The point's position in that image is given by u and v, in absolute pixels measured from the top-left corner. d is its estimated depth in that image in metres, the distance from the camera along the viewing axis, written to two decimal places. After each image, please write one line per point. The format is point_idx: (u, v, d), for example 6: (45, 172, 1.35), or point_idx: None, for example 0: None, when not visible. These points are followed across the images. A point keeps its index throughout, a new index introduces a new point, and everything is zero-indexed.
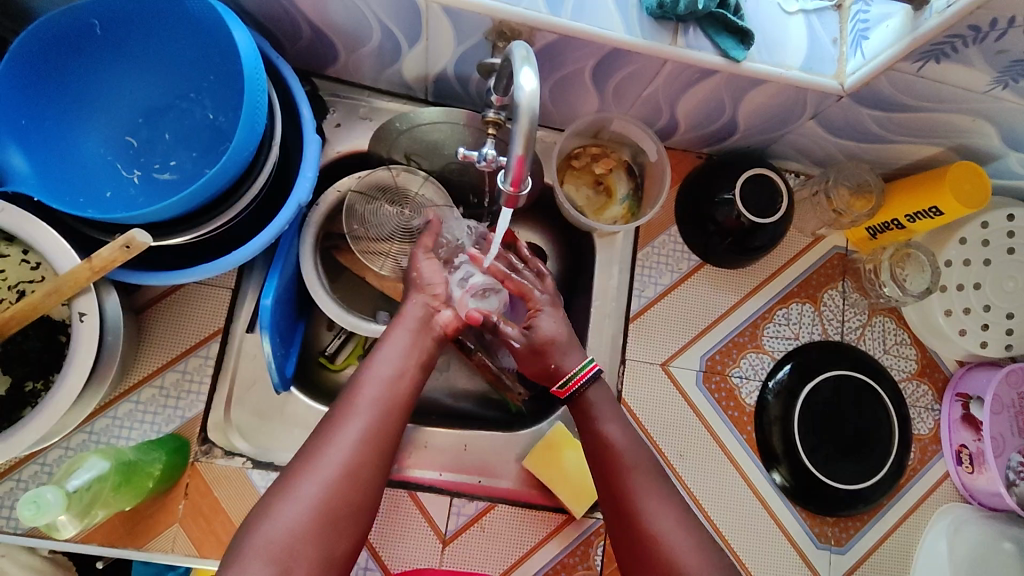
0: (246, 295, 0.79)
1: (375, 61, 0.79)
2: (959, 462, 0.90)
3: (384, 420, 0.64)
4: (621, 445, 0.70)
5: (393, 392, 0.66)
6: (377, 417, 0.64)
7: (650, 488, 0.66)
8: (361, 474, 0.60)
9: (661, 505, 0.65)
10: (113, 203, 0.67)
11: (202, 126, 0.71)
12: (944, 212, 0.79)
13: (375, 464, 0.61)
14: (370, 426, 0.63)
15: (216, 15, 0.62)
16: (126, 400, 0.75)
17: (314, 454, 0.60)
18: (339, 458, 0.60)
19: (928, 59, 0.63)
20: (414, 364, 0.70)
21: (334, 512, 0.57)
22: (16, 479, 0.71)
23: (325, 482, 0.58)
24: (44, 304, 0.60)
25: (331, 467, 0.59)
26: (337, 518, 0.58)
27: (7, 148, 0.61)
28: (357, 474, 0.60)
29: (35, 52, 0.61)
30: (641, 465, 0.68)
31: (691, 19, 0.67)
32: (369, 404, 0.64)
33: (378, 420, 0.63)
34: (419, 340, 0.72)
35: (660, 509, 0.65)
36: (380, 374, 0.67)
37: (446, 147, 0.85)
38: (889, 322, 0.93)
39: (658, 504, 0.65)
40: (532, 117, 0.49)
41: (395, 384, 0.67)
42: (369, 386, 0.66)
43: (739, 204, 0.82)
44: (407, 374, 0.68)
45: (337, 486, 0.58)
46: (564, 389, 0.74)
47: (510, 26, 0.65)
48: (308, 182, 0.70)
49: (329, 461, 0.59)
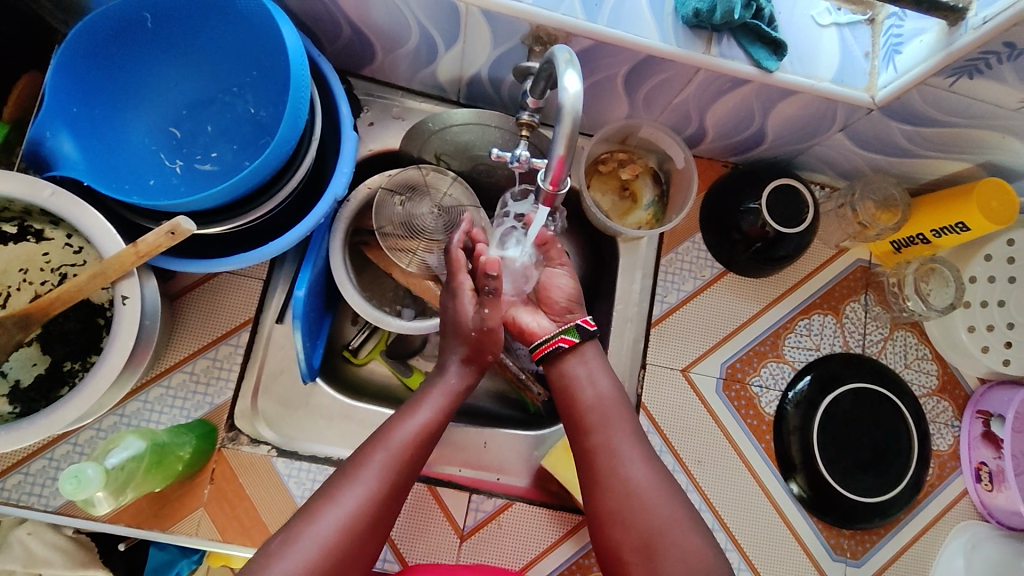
0: (277, 285, 0.82)
1: (411, 63, 0.81)
2: (978, 480, 0.90)
3: (410, 464, 0.64)
4: (609, 414, 0.70)
5: (421, 450, 0.65)
6: (402, 476, 0.63)
7: (630, 447, 0.67)
8: (373, 527, 0.60)
9: (641, 463, 0.66)
10: (156, 191, 0.69)
11: (245, 120, 0.74)
12: (971, 228, 0.79)
13: (385, 519, 0.61)
14: (392, 484, 0.62)
15: (265, 12, 0.64)
16: (156, 384, 0.76)
17: (335, 494, 0.59)
18: (362, 503, 0.59)
19: (961, 74, 0.63)
20: (442, 427, 0.69)
21: (343, 558, 0.57)
22: (48, 458, 0.73)
23: (344, 526, 0.57)
24: (88, 287, 0.62)
25: (350, 514, 0.58)
26: (347, 565, 0.57)
27: (59, 134, 0.63)
28: (370, 528, 0.59)
29: (89, 42, 0.63)
30: (621, 423, 0.70)
31: (726, 29, 0.68)
32: (397, 461, 0.63)
33: (400, 478, 0.62)
34: (451, 406, 0.70)
35: (642, 471, 0.66)
36: (414, 431, 0.65)
37: (477, 147, 0.87)
38: (911, 336, 0.93)
39: (640, 462, 0.66)
40: (574, 120, 0.51)
41: (426, 447, 0.66)
42: (404, 430, 0.65)
43: (764, 213, 0.83)
44: (440, 430, 0.68)
45: (353, 535, 0.58)
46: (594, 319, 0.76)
47: (546, 30, 0.67)
48: (345, 178, 0.71)
49: (348, 504, 0.59)
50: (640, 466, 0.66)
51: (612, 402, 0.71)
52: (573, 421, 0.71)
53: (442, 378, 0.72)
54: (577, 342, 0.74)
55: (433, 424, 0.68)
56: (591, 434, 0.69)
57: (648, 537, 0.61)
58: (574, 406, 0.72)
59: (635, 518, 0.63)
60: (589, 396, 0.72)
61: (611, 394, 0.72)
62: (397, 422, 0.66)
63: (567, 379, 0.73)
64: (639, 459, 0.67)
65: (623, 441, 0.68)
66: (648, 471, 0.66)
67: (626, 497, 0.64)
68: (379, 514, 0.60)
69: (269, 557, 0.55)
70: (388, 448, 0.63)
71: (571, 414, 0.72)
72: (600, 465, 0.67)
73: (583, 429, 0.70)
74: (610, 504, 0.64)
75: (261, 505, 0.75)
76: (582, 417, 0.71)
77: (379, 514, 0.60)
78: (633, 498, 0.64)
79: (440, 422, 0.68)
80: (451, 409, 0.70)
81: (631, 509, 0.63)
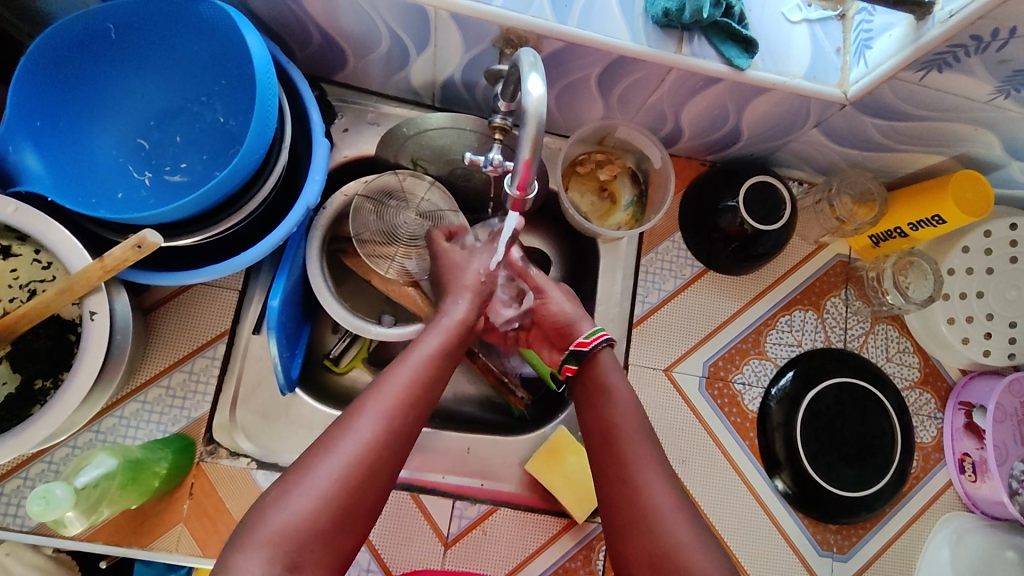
0: (253, 296, 0.80)
1: (383, 67, 0.80)
2: (962, 471, 0.90)
3: (408, 410, 0.62)
4: (627, 424, 0.68)
5: (419, 392, 0.64)
6: (400, 417, 0.61)
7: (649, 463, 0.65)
8: (378, 471, 0.58)
9: (658, 479, 0.64)
10: (125, 204, 0.68)
11: (213, 129, 0.73)
12: (947, 220, 0.79)
13: (391, 464, 0.59)
14: (391, 429, 0.60)
15: (229, 20, 0.63)
16: (132, 399, 0.75)
17: (332, 442, 0.57)
18: (359, 450, 0.57)
19: (931, 68, 0.63)
20: (440, 372, 0.67)
21: (346, 506, 0.55)
22: (23, 477, 0.72)
23: (343, 473, 0.56)
24: (55, 303, 0.61)
25: (347, 460, 0.56)
26: (348, 516, 0.55)
27: (22, 149, 0.62)
28: (374, 473, 0.57)
29: (51, 53, 0.62)
30: (640, 439, 0.67)
31: (696, 28, 0.68)
32: (394, 403, 0.61)
33: (399, 424, 0.60)
34: (448, 353, 0.69)
35: (658, 488, 0.63)
36: (407, 375, 0.64)
37: (454, 151, 0.87)
38: (891, 330, 0.93)
39: (655, 478, 0.64)
40: (539, 123, 0.50)
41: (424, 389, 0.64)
42: (400, 377, 0.63)
43: (742, 211, 0.83)
44: (438, 377, 0.66)
45: (353, 481, 0.56)
46: (593, 336, 0.75)
47: (517, 33, 0.67)
48: (317, 185, 0.71)
49: (346, 451, 0.57)
50: (658, 482, 0.63)
51: (631, 417, 0.69)
52: (598, 434, 0.70)
53: (440, 324, 0.71)
54: (577, 367, 0.75)
55: (428, 366, 0.66)
56: (608, 448, 0.68)
57: (659, 560, 0.59)
58: (601, 412, 0.71)
59: (641, 538, 0.61)
60: (612, 410, 0.70)
61: (631, 407, 0.70)
62: (393, 369, 0.65)
63: (596, 396, 0.72)
64: (654, 473, 0.64)
65: (641, 459, 0.65)
66: (667, 488, 0.63)
67: (637, 515, 0.62)
68: (382, 458, 0.58)
69: (266, 510, 0.53)
70: (383, 394, 0.62)
71: (598, 417, 0.71)
72: (613, 481, 0.65)
73: (607, 442, 0.68)
74: (627, 515, 0.62)
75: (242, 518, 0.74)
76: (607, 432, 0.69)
77: (384, 458, 0.58)
78: (646, 517, 0.61)
79: (435, 363, 0.67)
80: (446, 354, 0.69)
81: (639, 525, 0.61)
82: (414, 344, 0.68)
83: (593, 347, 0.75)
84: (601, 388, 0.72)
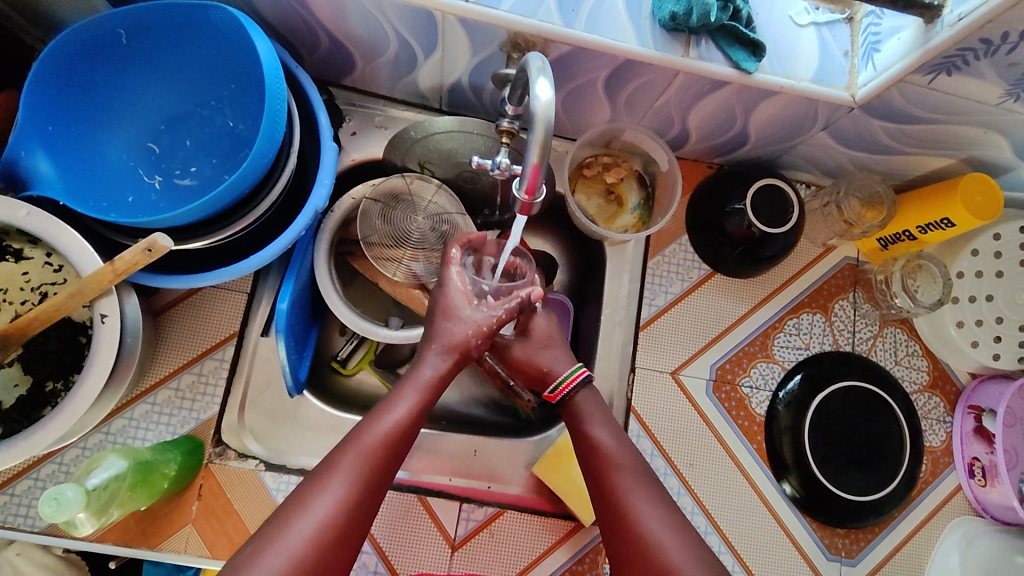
0: (262, 298, 0.81)
1: (391, 71, 0.81)
2: (971, 475, 0.89)
3: (381, 466, 0.60)
4: (614, 448, 0.68)
5: (392, 452, 0.61)
6: (372, 473, 0.59)
7: (642, 490, 0.65)
8: (346, 533, 0.56)
9: (651, 506, 0.63)
10: (136, 207, 0.68)
11: (223, 133, 0.73)
12: (956, 223, 0.79)
13: (361, 522, 0.58)
14: (363, 486, 0.58)
15: (239, 26, 0.64)
16: (142, 401, 0.76)
17: (301, 503, 0.56)
18: (331, 512, 0.56)
19: (940, 71, 0.63)
20: (420, 423, 0.65)
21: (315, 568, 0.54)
22: (33, 478, 0.72)
23: (311, 538, 0.54)
24: (67, 306, 0.61)
25: (315, 523, 0.55)
26: None
27: (34, 153, 0.63)
28: (340, 536, 0.56)
29: (64, 58, 0.63)
30: (629, 466, 0.67)
31: (704, 31, 0.68)
32: (367, 460, 0.59)
33: (372, 482, 0.59)
34: (429, 400, 0.67)
35: (652, 515, 0.63)
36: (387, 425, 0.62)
37: (460, 155, 0.87)
38: (900, 333, 0.93)
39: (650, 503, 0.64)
40: (547, 127, 0.50)
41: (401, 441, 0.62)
42: (375, 430, 0.61)
43: (749, 214, 0.83)
44: (416, 428, 0.64)
45: (324, 542, 0.54)
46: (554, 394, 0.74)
47: (525, 37, 0.67)
48: (325, 189, 0.71)
49: (317, 513, 0.55)
50: (651, 508, 0.63)
51: (619, 446, 0.68)
52: (589, 463, 0.69)
53: (416, 372, 0.68)
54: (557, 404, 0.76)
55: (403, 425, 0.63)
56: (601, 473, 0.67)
57: None
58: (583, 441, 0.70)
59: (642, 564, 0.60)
60: (595, 442, 0.69)
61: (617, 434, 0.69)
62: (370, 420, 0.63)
63: (572, 422, 0.72)
64: (644, 497, 0.64)
65: (632, 486, 0.65)
66: (658, 511, 0.63)
67: (633, 546, 0.62)
68: (350, 522, 0.57)
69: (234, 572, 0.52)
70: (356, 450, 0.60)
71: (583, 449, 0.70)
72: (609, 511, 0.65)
73: (598, 471, 0.67)
74: (624, 544, 0.62)
75: (251, 520, 0.75)
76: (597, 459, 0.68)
77: (352, 522, 0.57)
78: (641, 544, 0.61)
79: (416, 415, 0.64)
80: (427, 403, 0.66)
81: (636, 555, 0.61)
82: (392, 397, 0.65)
83: (562, 399, 0.74)
84: (579, 420, 0.72)
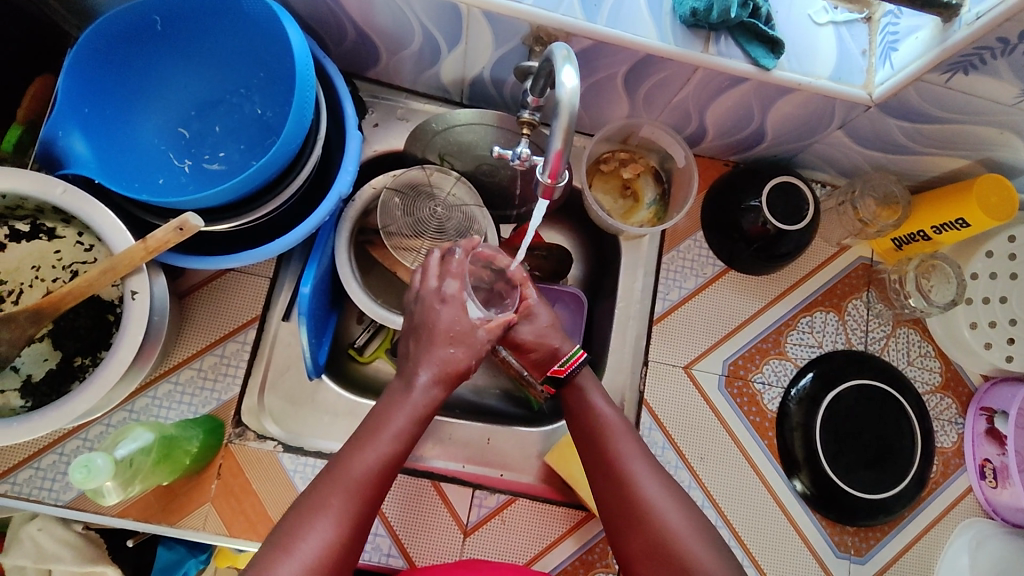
0: (284, 283, 0.83)
1: (414, 64, 0.83)
2: (982, 477, 0.90)
3: (368, 503, 0.60)
4: (611, 421, 0.71)
5: (379, 484, 0.61)
6: (359, 509, 0.59)
7: (639, 458, 0.67)
8: (337, 569, 0.56)
9: (648, 472, 0.66)
10: (165, 189, 0.71)
11: (251, 121, 0.75)
12: (971, 224, 0.79)
13: (349, 559, 0.58)
14: (351, 524, 0.58)
15: (271, 14, 0.65)
16: (165, 380, 0.77)
17: (290, 542, 0.55)
18: (320, 552, 0.55)
19: (957, 70, 0.64)
20: (405, 453, 0.65)
21: None
22: (59, 453, 0.74)
23: None
24: (98, 282, 0.63)
25: (306, 563, 0.54)
26: None
27: (70, 133, 0.65)
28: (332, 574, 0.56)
29: (102, 43, 0.65)
30: (623, 435, 0.70)
31: (723, 28, 0.69)
32: (356, 496, 0.59)
33: (359, 518, 0.59)
34: (414, 428, 0.66)
35: (650, 482, 0.65)
36: (376, 457, 0.62)
37: (479, 147, 0.88)
38: (913, 333, 0.93)
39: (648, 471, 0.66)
40: (571, 114, 0.52)
41: (387, 474, 0.62)
42: (362, 464, 0.61)
43: (765, 211, 0.84)
44: (401, 459, 0.64)
45: None
46: (568, 364, 0.75)
47: (547, 31, 0.68)
48: (349, 176, 0.73)
49: (306, 554, 0.55)
50: (649, 475, 0.66)
51: (615, 419, 0.71)
52: (588, 431, 0.71)
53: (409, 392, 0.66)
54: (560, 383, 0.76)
55: (389, 458, 0.63)
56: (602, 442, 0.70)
57: (654, 544, 0.62)
58: (582, 413, 0.73)
59: (637, 525, 0.64)
60: (595, 415, 0.72)
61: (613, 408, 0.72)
62: (355, 452, 0.62)
63: (580, 411, 0.73)
64: (641, 463, 0.67)
65: (628, 454, 0.68)
66: (658, 482, 0.66)
67: (630, 507, 0.64)
68: (340, 558, 0.57)
69: None
70: (343, 486, 0.59)
71: (579, 422, 0.73)
72: (605, 478, 0.68)
73: (597, 438, 0.70)
74: (619, 506, 0.65)
75: (268, 500, 0.76)
76: (595, 427, 0.71)
77: (342, 558, 0.57)
78: (640, 508, 0.64)
79: (401, 447, 0.64)
80: (414, 431, 0.66)
81: (635, 519, 0.64)
82: (377, 424, 0.64)
83: (570, 373, 0.75)
84: (580, 401, 0.74)
